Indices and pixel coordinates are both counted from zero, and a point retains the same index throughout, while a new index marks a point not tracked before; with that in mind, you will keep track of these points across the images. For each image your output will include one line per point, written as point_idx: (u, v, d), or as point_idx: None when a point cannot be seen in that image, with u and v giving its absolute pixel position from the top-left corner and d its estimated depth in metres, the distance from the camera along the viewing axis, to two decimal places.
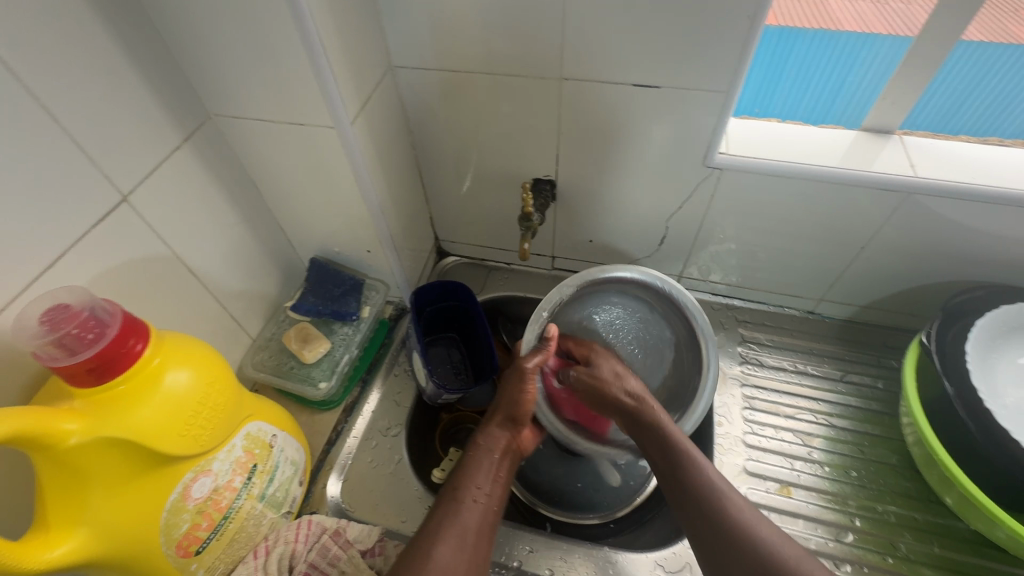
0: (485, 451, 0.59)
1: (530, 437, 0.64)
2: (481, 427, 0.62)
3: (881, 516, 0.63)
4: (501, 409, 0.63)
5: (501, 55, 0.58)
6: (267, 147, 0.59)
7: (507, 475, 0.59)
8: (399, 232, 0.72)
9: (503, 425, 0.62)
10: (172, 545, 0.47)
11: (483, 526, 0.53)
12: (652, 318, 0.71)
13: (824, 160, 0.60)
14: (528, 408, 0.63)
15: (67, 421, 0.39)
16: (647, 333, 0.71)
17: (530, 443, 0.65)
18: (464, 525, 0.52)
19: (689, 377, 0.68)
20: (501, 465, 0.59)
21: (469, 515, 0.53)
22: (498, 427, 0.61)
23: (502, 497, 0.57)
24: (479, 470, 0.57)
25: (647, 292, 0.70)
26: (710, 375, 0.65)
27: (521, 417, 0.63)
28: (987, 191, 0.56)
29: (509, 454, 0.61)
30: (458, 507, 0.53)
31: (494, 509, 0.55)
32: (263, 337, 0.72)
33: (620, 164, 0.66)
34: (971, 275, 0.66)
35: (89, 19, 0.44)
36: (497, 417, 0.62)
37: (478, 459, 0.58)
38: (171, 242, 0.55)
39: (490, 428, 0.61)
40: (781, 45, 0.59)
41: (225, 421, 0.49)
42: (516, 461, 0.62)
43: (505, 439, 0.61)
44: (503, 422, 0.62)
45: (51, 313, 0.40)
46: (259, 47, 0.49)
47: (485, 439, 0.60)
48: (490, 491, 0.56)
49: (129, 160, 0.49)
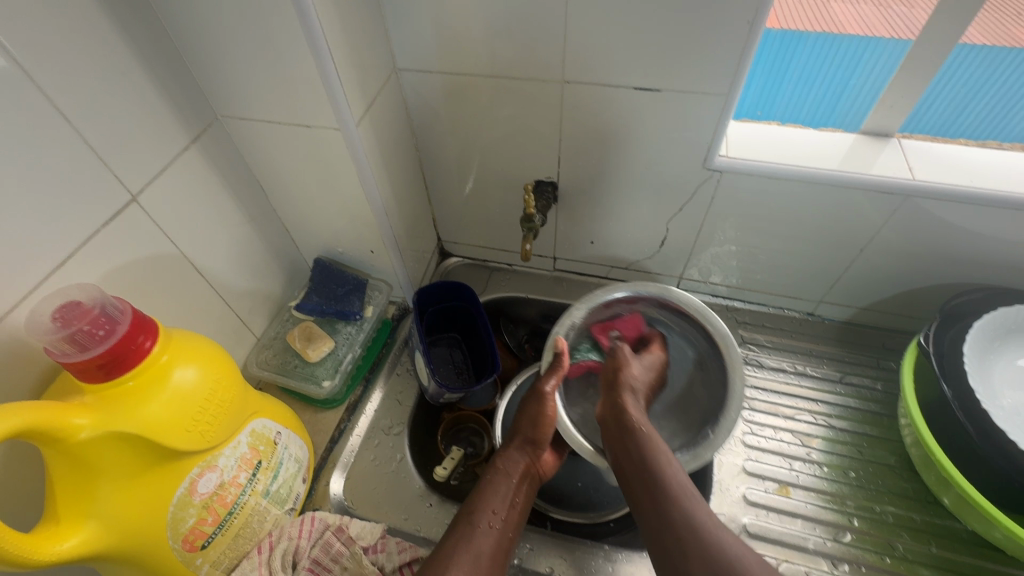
0: (504, 476, 0.60)
1: (549, 462, 0.65)
2: (500, 450, 0.64)
3: (880, 515, 0.64)
4: (522, 432, 0.64)
5: (502, 59, 0.59)
6: (273, 149, 0.60)
7: (524, 500, 0.60)
8: (402, 232, 0.73)
9: (523, 449, 0.63)
10: (178, 539, 0.48)
11: (498, 552, 0.54)
12: (680, 345, 0.71)
13: (823, 163, 0.60)
14: (546, 431, 0.63)
15: (77, 416, 0.40)
16: (675, 357, 0.72)
17: (548, 467, 0.65)
18: (478, 550, 0.53)
19: (714, 404, 0.65)
20: (518, 490, 0.60)
21: (483, 539, 0.54)
22: (517, 451, 0.63)
23: (518, 522, 0.57)
24: (497, 494, 0.58)
25: (678, 320, 0.71)
26: (736, 408, 0.62)
27: (539, 441, 0.63)
28: (985, 194, 0.57)
29: (527, 479, 0.62)
30: (473, 532, 0.54)
31: (508, 535, 0.56)
32: (268, 335, 0.72)
33: (620, 166, 0.67)
34: (970, 277, 0.66)
35: (100, 22, 0.45)
36: (517, 440, 0.64)
37: (496, 482, 0.59)
38: (178, 241, 0.56)
39: (510, 453, 0.63)
40: (782, 49, 0.60)
41: (231, 418, 0.50)
42: (535, 485, 0.63)
43: (524, 464, 0.62)
44: (521, 445, 0.63)
45: (63, 311, 0.41)
46: (267, 50, 0.50)
47: (504, 464, 0.62)
48: (505, 516, 0.57)
49: (138, 161, 0.50)
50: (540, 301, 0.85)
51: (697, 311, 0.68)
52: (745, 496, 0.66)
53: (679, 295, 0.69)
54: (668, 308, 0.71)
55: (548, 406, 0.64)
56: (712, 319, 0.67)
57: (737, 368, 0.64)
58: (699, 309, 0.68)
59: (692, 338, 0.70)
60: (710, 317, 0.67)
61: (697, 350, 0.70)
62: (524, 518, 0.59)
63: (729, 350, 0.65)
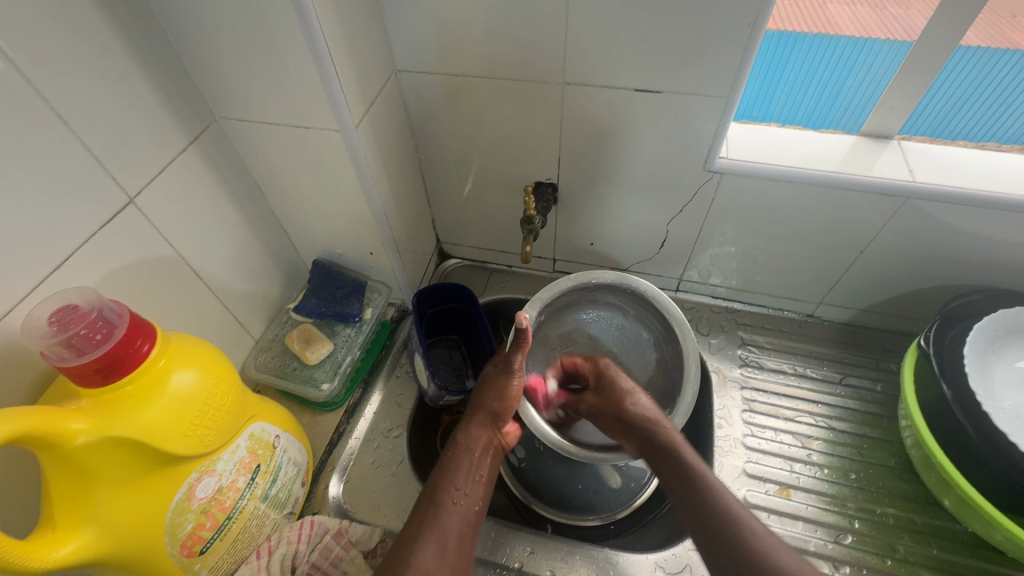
0: (465, 451, 0.58)
1: (511, 433, 0.63)
2: (460, 425, 0.61)
3: (880, 518, 0.64)
4: (484, 405, 0.62)
5: (502, 60, 0.59)
6: (272, 150, 0.60)
7: (487, 473, 0.58)
8: (402, 234, 0.73)
9: (484, 422, 0.61)
10: (177, 544, 0.48)
11: (464, 530, 0.52)
12: (636, 327, 0.73)
13: (824, 165, 0.60)
14: (513, 404, 0.62)
15: (74, 421, 0.40)
16: (632, 339, 0.74)
17: (511, 437, 0.64)
18: (443, 528, 0.51)
19: (670, 389, 0.67)
20: (481, 463, 0.58)
21: (449, 519, 0.52)
22: (478, 425, 0.60)
23: (483, 496, 0.56)
24: (458, 472, 0.56)
25: (631, 301, 0.72)
26: (689, 388, 0.64)
27: (502, 414, 0.62)
28: (986, 196, 0.56)
29: (490, 449, 0.60)
30: (436, 511, 0.52)
31: (474, 509, 0.54)
32: (266, 338, 0.72)
33: (621, 168, 0.67)
34: (970, 279, 0.66)
35: (97, 23, 0.44)
36: (478, 415, 0.61)
37: (458, 459, 0.57)
38: (176, 244, 0.56)
39: (471, 427, 0.60)
40: (779, 53, 0.60)
41: (229, 422, 0.50)
42: (498, 456, 0.61)
43: (486, 436, 0.60)
44: (483, 419, 0.61)
45: (59, 315, 0.41)
46: (265, 52, 0.49)
47: (464, 438, 0.59)
48: (469, 491, 0.55)
49: (136, 163, 0.50)
50: None
51: (648, 293, 0.69)
52: (746, 498, 0.66)
53: (634, 279, 0.69)
54: (622, 292, 0.71)
55: (514, 382, 0.62)
56: (671, 309, 0.67)
57: (688, 351, 0.65)
58: (651, 294, 0.69)
59: (648, 321, 0.71)
60: (660, 299, 0.68)
61: (653, 335, 0.71)
62: (489, 490, 0.57)
63: (683, 335, 0.66)
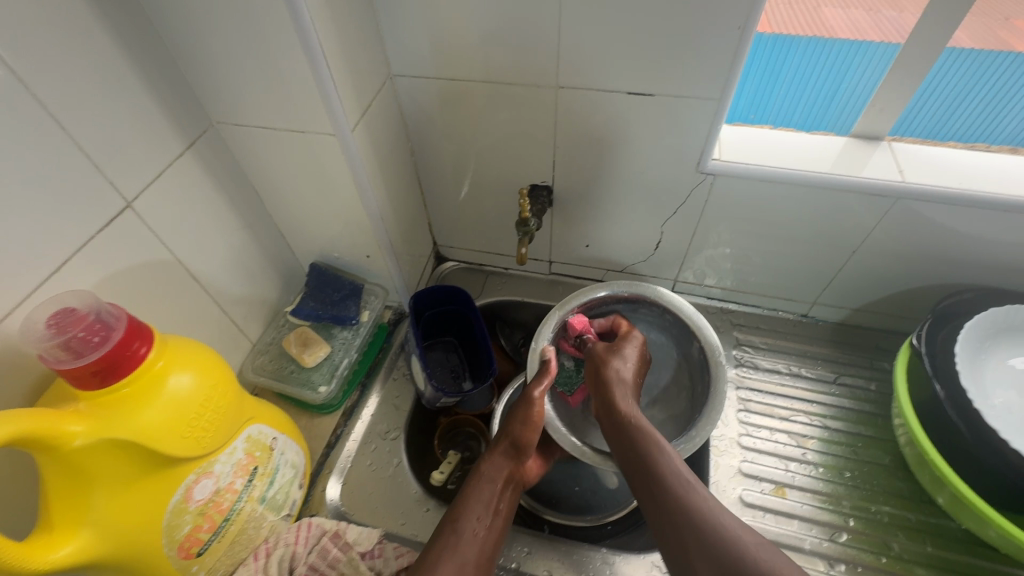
0: (487, 482, 0.58)
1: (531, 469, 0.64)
2: (483, 454, 0.62)
3: (875, 516, 0.64)
4: (509, 433, 0.62)
5: (497, 65, 0.60)
6: (268, 154, 0.60)
7: (508, 505, 0.59)
8: (398, 238, 0.73)
9: (507, 452, 0.61)
10: (174, 546, 0.48)
11: (482, 560, 0.53)
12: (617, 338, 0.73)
13: (815, 166, 0.61)
14: (533, 436, 0.61)
15: (72, 424, 0.40)
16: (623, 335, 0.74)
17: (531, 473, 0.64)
18: (462, 559, 0.51)
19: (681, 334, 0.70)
20: (502, 496, 0.58)
21: (467, 547, 0.52)
22: (501, 455, 0.61)
23: (502, 529, 0.56)
24: (478, 501, 0.56)
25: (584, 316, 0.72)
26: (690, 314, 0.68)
27: (525, 445, 0.62)
28: (975, 196, 0.57)
29: (512, 484, 0.60)
30: (457, 539, 0.53)
31: (492, 542, 0.54)
32: (263, 341, 0.72)
33: (614, 170, 0.67)
34: (959, 279, 0.67)
35: (94, 30, 0.45)
36: (501, 443, 0.62)
37: (478, 489, 0.57)
38: (173, 248, 0.56)
39: (493, 457, 0.61)
40: (773, 55, 0.61)
41: (225, 425, 0.50)
42: (517, 491, 0.61)
43: (508, 468, 0.60)
44: (506, 448, 0.61)
45: (57, 317, 0.41)
46: (261, 57, 0.50)
47: (488, 469, 0.60)
48: (489, 523, 0.55)
49: (133, 168, 0.50)
50: (536, 305, 0.85)
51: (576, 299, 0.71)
52: (741, 497, 0.66)
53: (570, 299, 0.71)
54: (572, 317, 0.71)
55: (535, 408, 0.61)
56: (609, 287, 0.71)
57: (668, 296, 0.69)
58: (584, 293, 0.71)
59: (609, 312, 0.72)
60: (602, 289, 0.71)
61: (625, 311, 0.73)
62: (509, 522, 0.58)
63: (647, 290, 0.70)
